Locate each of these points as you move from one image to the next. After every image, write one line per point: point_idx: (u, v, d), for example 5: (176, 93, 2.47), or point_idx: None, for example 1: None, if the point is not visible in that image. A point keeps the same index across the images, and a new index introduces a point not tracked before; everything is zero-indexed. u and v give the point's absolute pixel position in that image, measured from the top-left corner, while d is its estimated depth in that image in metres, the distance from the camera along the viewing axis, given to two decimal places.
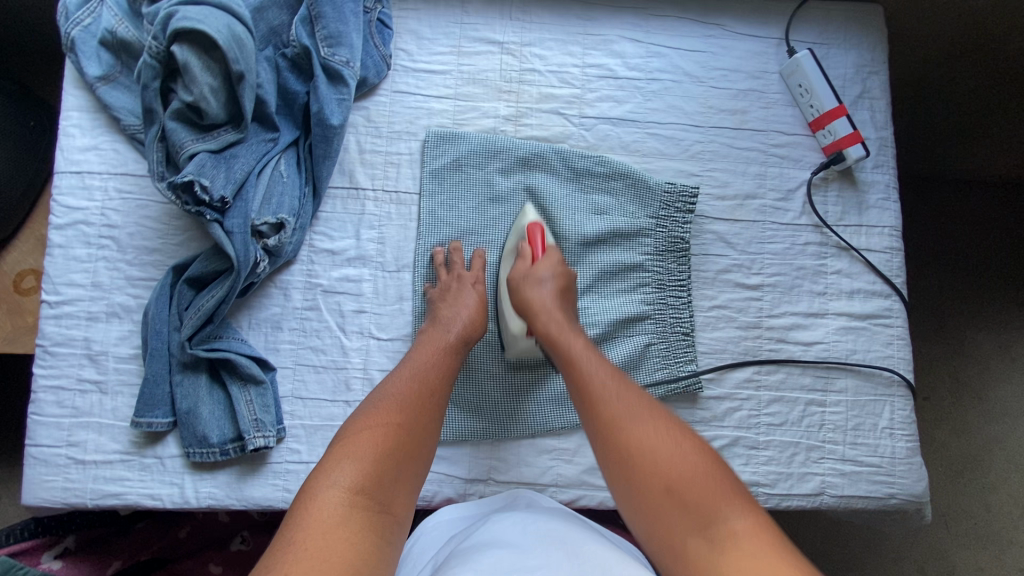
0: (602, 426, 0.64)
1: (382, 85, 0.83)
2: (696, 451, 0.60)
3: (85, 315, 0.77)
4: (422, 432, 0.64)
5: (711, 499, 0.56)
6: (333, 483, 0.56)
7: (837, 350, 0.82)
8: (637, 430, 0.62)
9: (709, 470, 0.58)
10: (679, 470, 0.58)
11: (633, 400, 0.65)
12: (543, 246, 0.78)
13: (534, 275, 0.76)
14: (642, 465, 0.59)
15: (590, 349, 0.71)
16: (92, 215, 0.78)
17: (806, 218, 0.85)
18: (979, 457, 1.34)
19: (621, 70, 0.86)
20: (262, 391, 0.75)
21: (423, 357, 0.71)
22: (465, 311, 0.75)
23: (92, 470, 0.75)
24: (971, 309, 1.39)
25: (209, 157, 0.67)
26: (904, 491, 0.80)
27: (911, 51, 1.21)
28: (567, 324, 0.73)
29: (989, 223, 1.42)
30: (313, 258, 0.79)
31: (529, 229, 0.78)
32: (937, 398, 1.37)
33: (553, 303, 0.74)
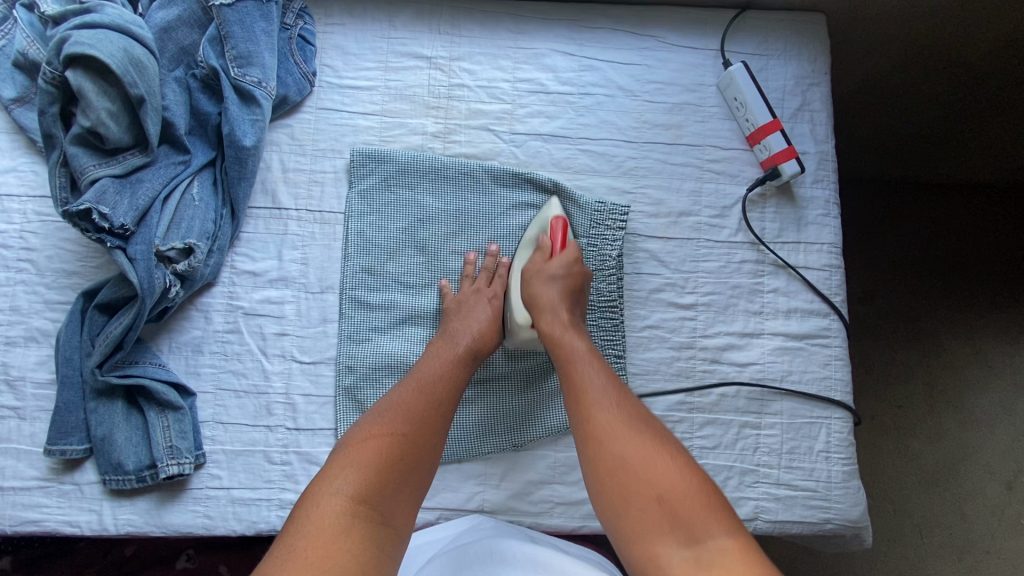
0: (596, 433, 0.62)
1: (306, 102, 0.81)
2: (687, 467, 0.59)
3: (3, 340, 0.76)
4: (426, 439, 0.63)
5: (698, 516, 0.56)
6: (334, 491, 0.56)
7: (772, 371, 0.80)
8: (628, 442, 0.60)
9: (698, 485, 0.58)
10: (668, 483, 0.58)
11: (628, 408, 0.63)
12: (563, 241, 0.76)
13: (546, 269, 0.73)
14: (630, 484, 0.59)
15: (588, 349, 0.69)
16: (11, 238, 0.77)
17: (742, 235, 0.83)
18: (955, 465, 1.31)
19: (553, 84, 0.84)
20: (179, 417, 0.74)
21: (431, 365, 0.71)
22: (478, 324, 0.75)
23: (10, 497, 0.74)
24: (943, 315, 1.37)
25: (113, 182, 0.67)
26: (839, 516, 0.78)
27: (860, 62, 1.15)
28: (566, 316, 0.71)
29: (961, 228, 1.39)
30: (235, 279, 0.78)
31: (552, 223, 0.76)
32: (908, 409, 1.34)
33: (557, 296, 0.72)
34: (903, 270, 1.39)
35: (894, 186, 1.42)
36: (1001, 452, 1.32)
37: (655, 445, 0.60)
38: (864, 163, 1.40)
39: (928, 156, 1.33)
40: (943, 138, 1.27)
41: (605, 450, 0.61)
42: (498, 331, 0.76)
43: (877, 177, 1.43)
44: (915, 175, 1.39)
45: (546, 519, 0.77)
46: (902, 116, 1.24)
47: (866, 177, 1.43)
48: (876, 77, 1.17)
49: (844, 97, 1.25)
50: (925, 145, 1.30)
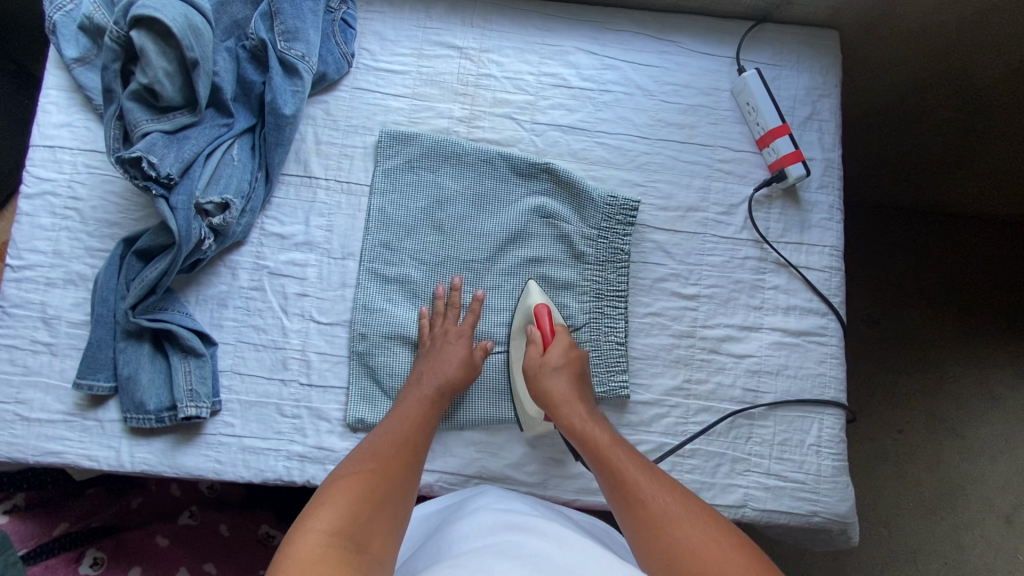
0: (635, 507, 0.63)
1: (342, 81, 0.87)
2: (724, 534, 0.60)
3: (44, 280, 0.81)
4: (394, 475, 0.66)
5: (737, 569, 0.56)
6: (310, 526, 0.57)
7: (768, 364, 0.83)
8: (666, 513, 0.62)
9: (734, 545, 0.59)
10: (730, 573, 0.56)
11: (667, 494, 0.64)
12: (551, 329, 0.80)
13: (544, 364, 0.77)
14: (690, 568, 0.57)
15: (613, 440, 0.71)
16: (60, 187, 0.83)
17: (747, 232, 0.86)
18: (954, 494, 1.31)
19: (575, 80, 0.89)
20: (200, 363, 0.79)
21: (400, 418, 0.74)
22: (448, 368, 0.77)
23: (36, 428, 0.78)
24: (948, 343, 1.38)
25: (162, 136, 0.72)
26: (827, 510, 0.80)
27: (870, 86, 1.19)
28: (586, 412, 0.74)
29: (966, 259, 1.41)
30: (263, 241, 0.83)
31: (535, 311, 0.80)
32: (908, 435, 1.35)
33: (569, 392, 0.75)
34: (907, 297, 1.41)
35: (898, 211, 1.45)
36: (1003, 485, 1.31)
37: (704, 526, 0.60)
38: (870, 188, 1.43)
39: (934, 185, 1.35)
40: (949, 168, 1.30)
41: (648, 516, 0.62)
42: (468, 370, 0.79)
43: (881, 203, 1.45)
44: (921, 203, 1.42)
45: (540, 490, 0.80)
46: (908, 142, 1.27)
47: (870, 202, 1.46)
48: (885, 99, 1.21)
49: (855, 117, 1.29)
50: (929, 174, 1.33)
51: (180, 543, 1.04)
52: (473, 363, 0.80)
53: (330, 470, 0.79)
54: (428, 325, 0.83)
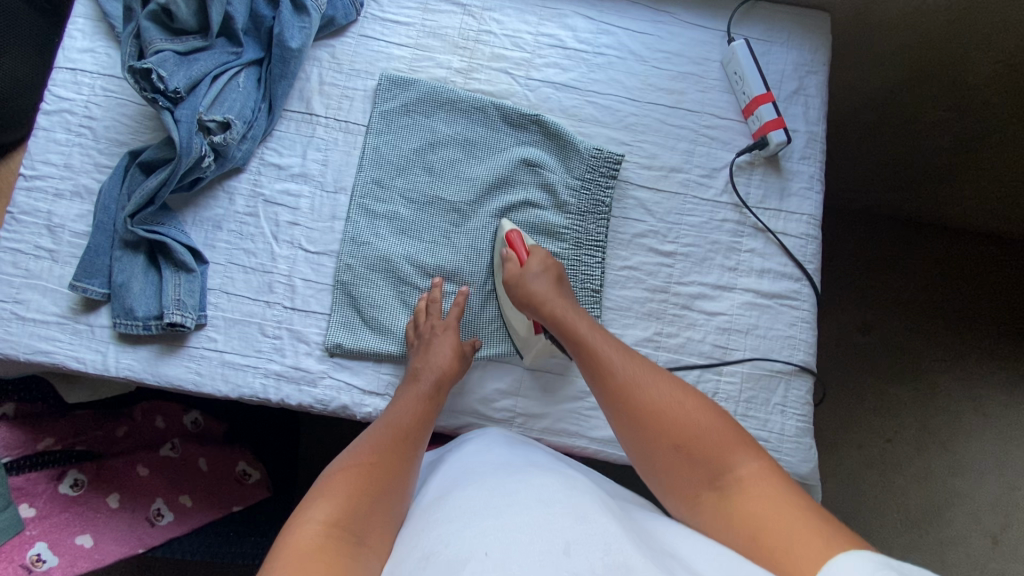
0: (618, 390, 0.68)
1: (350, 28, 0.92)
2: (700, 404, 0.64)
3: (52, 191, 0.86)
4: (393, 465, 0.67)
5: (720, 451, 0.61)
6: (309, 517, 0.58)
7: (739, 323, 0.84)
8: (650, 394, 0.66)
9: (717, 423, 0.63)
10: (690, 430, 0.62)
11: (636, 364, 0.69)
12: (526, 249, 0.83)
13: (524, 275, 0.79)
14: (654, 425, 0.64)
15: (593, 327, 0.75)
16: (77, 106, 0.88)
17: (727, 196, 0.88)
18: (939, 509, 1.30)
19: (570, 42, 0.93)
20: (191, 278, 0.82)
21: (401, 408, 0.75)
22: (442, 359, 0.79)
23: (30, 327, 0.82)
24: (940, 356, 1.37)
25: (174, 56, 0.77)
26: (788, 469, 0.80)
27: (863, 82, 1.20)
28: (567, 305, 0.78)
29: (959, 271, 1.40)
30: (261, 169, 0.87)
31: (510, 237, 0.83)
32: (899, 447, 1.34)
33: (549, 290, 0.78)
34: (900, 309, 1.40)
35: (891, 220, 1.44)
36: (991, 503, 1.29)
37: (668, 389, 0.67)
38: (862, 193, 1.41)
39: (925, 191, 1.35)
40: (939, 175, 1.30)
41: (632, 396, 0.67)
42: (461, 364, 0.81)
43: (873, 210, 1.44)
44: (913, 210, 1.41)
45: (506, 427, 0.83)
46: (903, 144, 1.27)
47: (861, 209, 1.44)
48: (878, 97, 1.22)
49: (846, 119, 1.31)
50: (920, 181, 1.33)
51: (160, 473, 1.08)
52: (463, 351, 0.81)
53: (305, 390, 0.82)
54: (416, 328, 0.83)
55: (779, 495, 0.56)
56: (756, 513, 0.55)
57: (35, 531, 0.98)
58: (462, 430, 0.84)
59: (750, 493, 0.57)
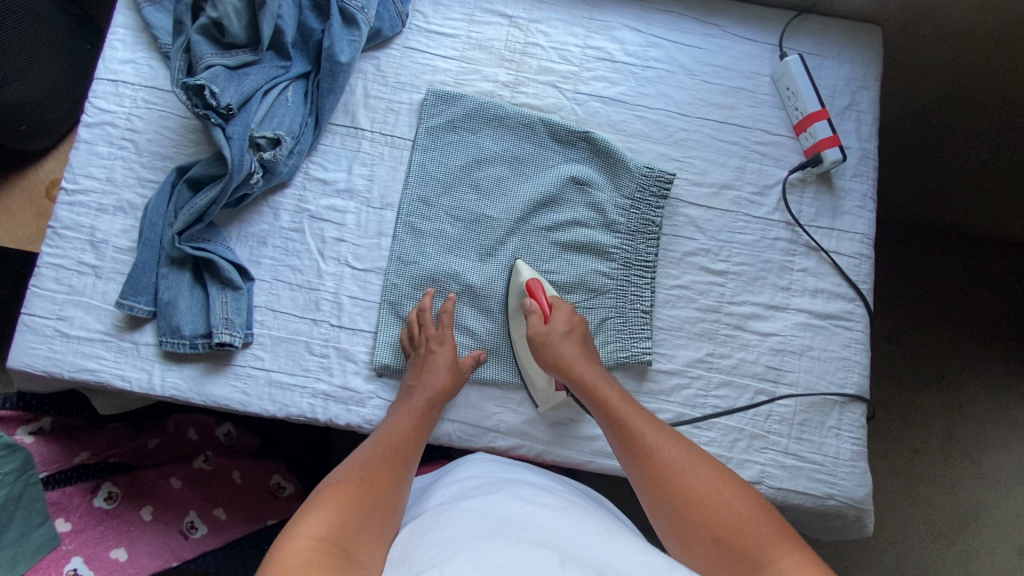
0: (653, 475, 0.65)
1: (395, 40, 0.90)
2: (740, 498, 0.61)
3: (95, 206, 0.84)
4: (386, 482, 0.66)
5: (757, 543, 0.58)
6: (300, 531, 0.57)
7: (792, 345, 0.83)
8: (686, 481, 0.63)
9: (754, 513, 0.60)
10: (724, 519, 0.60)
11: (669, 442, 0.67)
12: (549, 301, 0.81)
13: (551, 336, 0.78)
14: (690, 514, 0.61)
15: (624, 399, 0.73)
16: (119, 118, 0.87)
17: (779, 214, 0.87)
18: (965, 521, 1.28)
19: (619, 55, 0.91)
20: (237, 296, 0.81)
21: (395, 427, 0.74)
22: (436, 376, 0.78)
23: (74, 345, 0.81)
24: (966, 367, 1.35)
25: (224, 71, 0.76)
26: (843, 493, 0.79)
27: (907, 91, 1.18)
28: (596, 372, 0.76)
29: (990, 283, 1.37)
30: (306, 184, 0.86)
31: (529, 288, 0.82)
32: (923, 458, 1.32)
33: (576, 354, 0.77)
34: (928, 319, 1.37)
35: (921, 228, 1.40)
36: (1018, 516, 1.28)
37: (704, 469, 0.64)
38: (896, 202, 1.38)
39: (965, 203, 1.31)
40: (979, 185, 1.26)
41: (666, 483, 0.64)
42: (458, 382, 0.80)
43: (901, 218, 1.41)
44: (942, 220, 1.38)
45: (556, 449, 0.82)
46: (942, 154, 1.25)
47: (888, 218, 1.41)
48: (918, 108, 1.20)
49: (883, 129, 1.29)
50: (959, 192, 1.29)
51: (193, 487, 1.06)
52: (460, 371, 0.80)
53: (353, 410, 0.81)
54: (411, 339, 0.82)
55: None
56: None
57: (71, 546, 0.96)
58: (511, 451, 0.83)
59: None
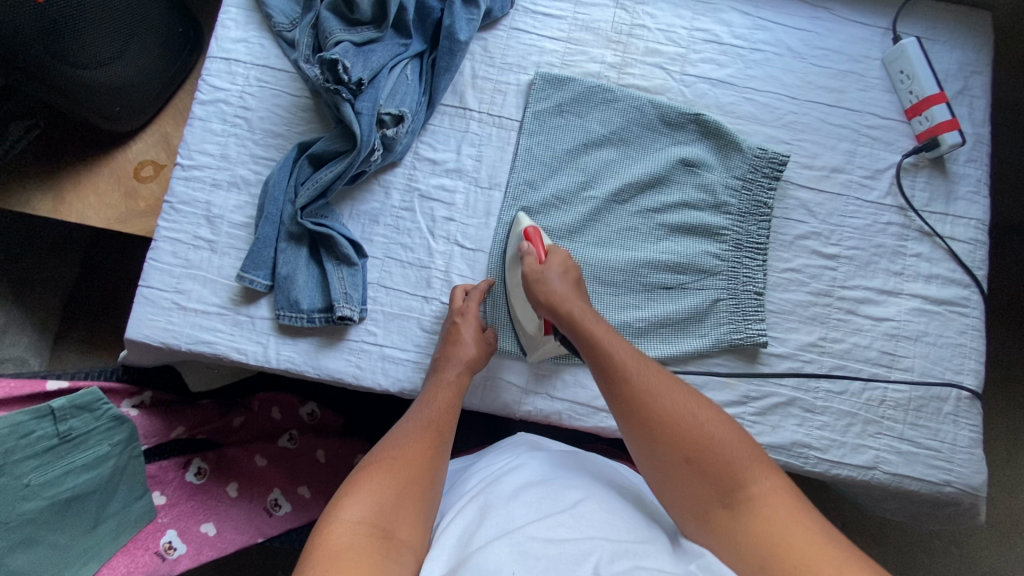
0: (635, 403, 0.64)
1: (502, 21, 0.90)
2: (721, 422, 0.61)
3: (210, 182, 0.86)
4: (423, 459, 0.65)
5: (734, 466, 0.57)
6: (342, 515, 0.57)
7: (907, 330, 0.82)
8: (669, 407, 0.62)
9: (731, 434, 0.60)
10: (705, 442, 0.59)
11: (649, 371, 0.66)
12: (546, 248, 0.79)
13: (545, 275, 0.75)
14: (670, 437, 0.61)
15: (608, 330, 0.71)
16: (232, 96, 0.88)
17: (892, 198, 0.86)
18: None
19: (727, 37, 0.90)
20: (353, 272, 0.82)
21: (427, 403, 0.72)
22: (461, 348, 0.77)
23: (191, 317, 0.82)
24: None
25: (352, 47, 0.78)
26: (961, 480, 0.78)
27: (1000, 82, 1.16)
28: (585, 307, 0.73)
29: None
30: (416, 164, 0.86)
31: (527, 233, 0.80)
32: (1009, 460, 1.23)
33: (566, 291, 0.74)
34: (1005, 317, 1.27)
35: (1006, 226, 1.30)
36: None
37: (681, 394, 0.64)
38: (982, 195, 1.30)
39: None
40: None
41: (651, 409, 0.63)
42: (484, 354, 0.79)
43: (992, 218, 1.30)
44: None
45: None
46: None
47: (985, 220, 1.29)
48: None
49: None
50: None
51: (278, 464, 1.07)
52: (484, 343, 0.79)
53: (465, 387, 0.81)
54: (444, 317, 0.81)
55: (798, 517, 0.53)
56: (773, 528, 0.52)
57: (166, 519, 0.97)
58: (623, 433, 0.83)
59: (766, 512, 0.54)
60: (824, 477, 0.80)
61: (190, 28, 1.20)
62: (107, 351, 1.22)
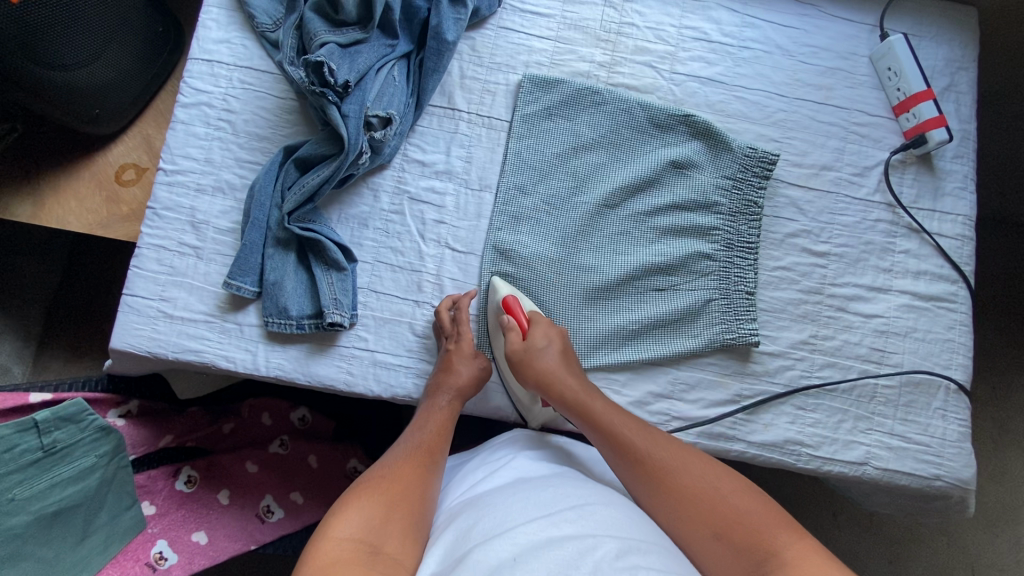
0: (655, 483, 0.64)
1: (490, 20, 0.89)
2: (741, 491, 0.62)
3: (194, 187, 0.84)
4: (413, 478, 0.64)
5: (763, 535, 0.57)
6: (331, 532, 0.56)
7: (897, 326, 0.83)
8: (686, 481, 0.63)
9: (753, 502, 0.61)
10: (729, 514, 0.60)
11: (658, 444, 0.67)
12: (526, 316, 0.78)
13: (532, 351, 0.75)
14: (694, 513, 0.61)
15: (609, 405, 0.72)
16: (215, 98, 0.86)
17: (881, 195, 0.86)
18: (1019, 509, 1.22)
19: (716, 35, 0.90)
20: (343, 277, 0.81)
21: (420, 426, 0.72)
22: (453, 376, 0.76)
23: (178, 325, 0.81)
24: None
25: (338, 48, 0.77)
26: (950, 474, 0.79)
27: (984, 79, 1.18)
28: (581, 384, 0.74)
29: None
30: (405, 166, 0.85)
31: (505, 304, 0.79)
32: (995, 450, 1.25)
33: (559, 365, 0.75)
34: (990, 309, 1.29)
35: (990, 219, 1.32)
36: None
37: (696, 466, 0.65)
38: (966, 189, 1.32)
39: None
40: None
41: (670, 486, 0.63)
42: (478, 380, 0.79)
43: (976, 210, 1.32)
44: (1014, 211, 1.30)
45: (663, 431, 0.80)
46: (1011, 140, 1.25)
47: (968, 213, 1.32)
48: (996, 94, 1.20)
49: None
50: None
51: (270, 470, 1.06)
52: (477, 368, 0.78)
53: None
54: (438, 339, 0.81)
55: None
56: None
57: (156, 529, 0.96)
58: None
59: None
60: (817, 474, 0.81)
61: (171, 27, 1.18)
62: (93, 358, 1.19)
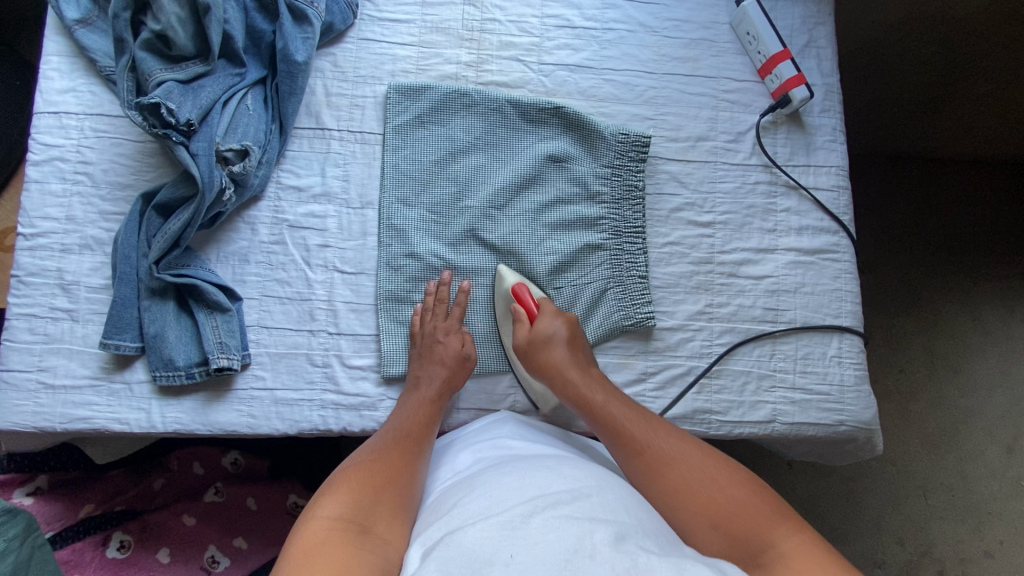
0: (654, 470, 0.63)
1: (348, 33, 0.87)
2: (745, 483, 0.61)
3: (59, 247, 0.80)
4: (399, 468, 0.65)
5: (757, 526, 0.57)
6: (318, 513, 0.56)
7: (786, 283, 0.85)
8: (683, 470, 0.63)
9: (755, 499, 0.59)
10: (725, 503, 0.59)
11: (659, 434, 0.67)
12: (534, 303, 0.80)
13: (538, 332, 0.77)
14: (688, 498, 0.60)
15: (611, 395, 0.72)
16: (68, 151, 0.82)
17: (756, 158, 0.88)
18: (955, 428, 1.29)
19: (578, 20, 0.90)
20: (228, 318, 0.78)
21: (406, 416, 0.73)
22: (441, 365, 0.77)
23: (61, 394, 0.77)
24: (952, 289, 1.34)
25: (178, 85, 0.75)
26: (852, 418, 0.82)
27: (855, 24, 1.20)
28: (586, 374, 0.75)
29: (966, 204, 1.36)
30: (280, 194, 0.83)
31: (514, 291, 0.80)
32: (925, 377, 1.31)
33: (568, 358, 0.75)
34: (902, 244, 1.35)
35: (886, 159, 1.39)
36: (1002, 416, 1.29)
37: (693, 452, 0.64)
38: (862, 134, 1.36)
39: (930, 124, 1.30)
40: (950, 96, 1.24)
41: (668, 470, 0.63)
42: (466, 370, 0.79)
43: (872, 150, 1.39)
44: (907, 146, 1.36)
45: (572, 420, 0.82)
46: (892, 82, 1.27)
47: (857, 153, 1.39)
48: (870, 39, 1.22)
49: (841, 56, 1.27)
50: (933, 108, 1.27)
51: (208, 521, 1.02)
52: (463, 355, 0.78)
53: (365, 415, 0.79)
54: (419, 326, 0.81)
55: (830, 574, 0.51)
56: None
57: None
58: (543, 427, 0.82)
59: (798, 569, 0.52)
60: (729, 438, 0.83)
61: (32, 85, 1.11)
62: None
